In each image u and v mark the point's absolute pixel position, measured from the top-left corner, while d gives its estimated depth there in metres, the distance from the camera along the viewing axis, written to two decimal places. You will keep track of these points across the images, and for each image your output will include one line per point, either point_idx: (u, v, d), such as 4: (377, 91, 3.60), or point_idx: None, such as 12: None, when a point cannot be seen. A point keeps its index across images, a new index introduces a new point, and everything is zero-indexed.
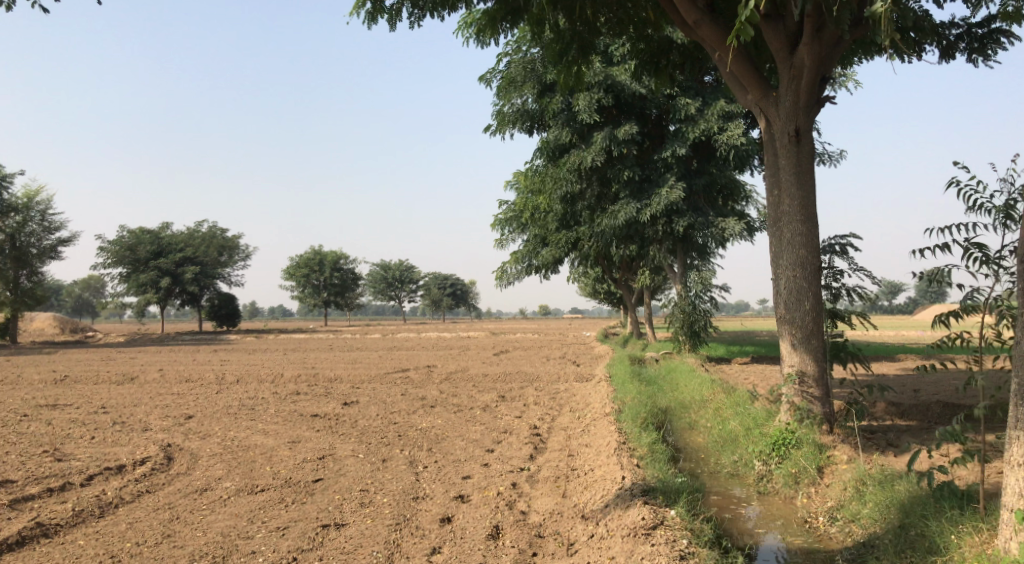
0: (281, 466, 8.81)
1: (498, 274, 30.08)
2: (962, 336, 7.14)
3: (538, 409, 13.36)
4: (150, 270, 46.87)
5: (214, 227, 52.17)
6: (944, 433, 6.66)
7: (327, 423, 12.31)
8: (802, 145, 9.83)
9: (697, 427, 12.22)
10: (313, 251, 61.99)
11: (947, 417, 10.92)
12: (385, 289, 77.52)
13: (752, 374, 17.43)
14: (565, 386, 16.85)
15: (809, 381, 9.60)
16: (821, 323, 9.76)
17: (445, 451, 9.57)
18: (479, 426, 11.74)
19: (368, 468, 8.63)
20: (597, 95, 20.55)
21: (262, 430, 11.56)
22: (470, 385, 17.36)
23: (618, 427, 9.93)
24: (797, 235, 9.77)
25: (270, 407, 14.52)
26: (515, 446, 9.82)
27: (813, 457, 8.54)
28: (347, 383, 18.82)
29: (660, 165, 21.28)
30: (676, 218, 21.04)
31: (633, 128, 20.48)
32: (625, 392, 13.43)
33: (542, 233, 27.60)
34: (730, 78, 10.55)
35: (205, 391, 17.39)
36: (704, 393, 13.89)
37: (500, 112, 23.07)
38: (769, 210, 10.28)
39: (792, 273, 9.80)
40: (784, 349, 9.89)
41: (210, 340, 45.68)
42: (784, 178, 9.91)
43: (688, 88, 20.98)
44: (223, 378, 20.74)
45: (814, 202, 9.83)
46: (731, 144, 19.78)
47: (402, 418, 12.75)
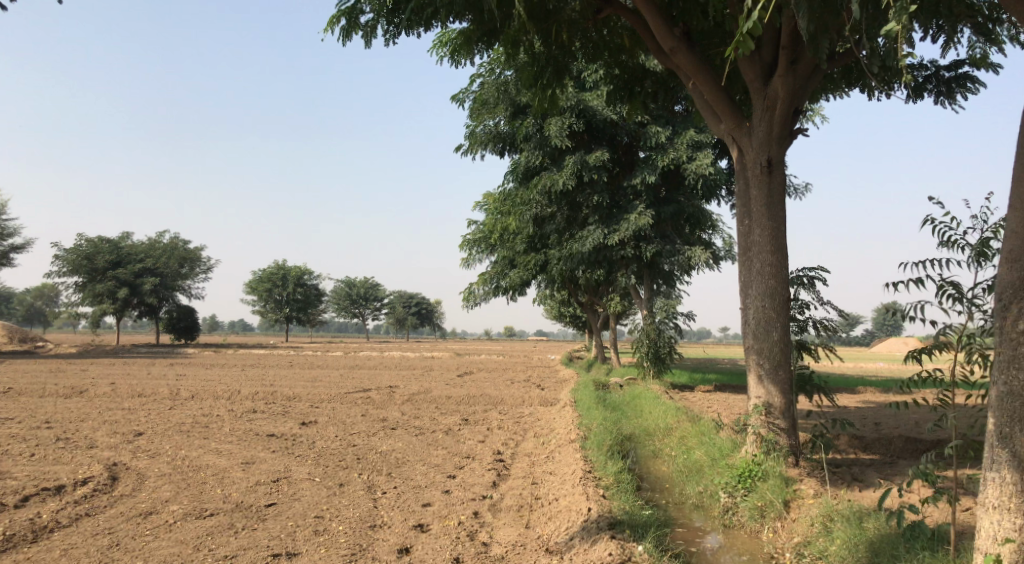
0: (233, 488, 8.48)
1: (464, 295, 29.85)
2: (933, 373, 7.12)
3: (502, 434, 13.12)
4: (107, 280, 45.81)
5: (176, 239, 51.27)
6: (915, 471, 6.58)
7: (283, 444, 11.96)
8: (774, 176, 9.76)
9: (661, 456, 12.06)
10: (276, 266, 61.18)
11: (910, 451, 10.90)
12: (349, 306, 76.72)
13: (716, 403, 17.38)
14: (529, 410, 16.65)
15: (775, 413, 9.49)
16: (789, 355, 9.67)
17: (405, 477, 9.29)
18: (441, 450, 11.47)
19: (324, 493, 8.32)
20: (569, 120, 20.53)
21: (215, 450, 11.17)
22: (432, 407, 17.05)
23: (583, 454, 9.71)
24: (767, 266, 9.68)
25: (225, 425, 14.10)
26: (477, 473, 9.58)
27: (780, 490, 8.35)
28: (307, 401, 18.42)
29: (629, 192, 21.30)
30: (644, 244, 21.05)
31: (604, 154, 20.47)
32: (591, 419, 13.24)
33: (510, 255, 27.49)
34: (705, 106, 10.50)
35: (158, 406, 16.87)
36: (669, 421, 13.75)
37: (472, 132, 22.98)
38: (740, 240, 10.20)
39: (762, 304, 9.70)
40: (751, 381, 9.78)
41: (167, 353, 44.72)
42: (755, 208, 9.84)
43: (659, 116, 21.04)
44: (178, 393, 20.19)
45: (785, 233, 9.75)
46: (701, 173, 19.87)
47: (362, 440, 12.42)
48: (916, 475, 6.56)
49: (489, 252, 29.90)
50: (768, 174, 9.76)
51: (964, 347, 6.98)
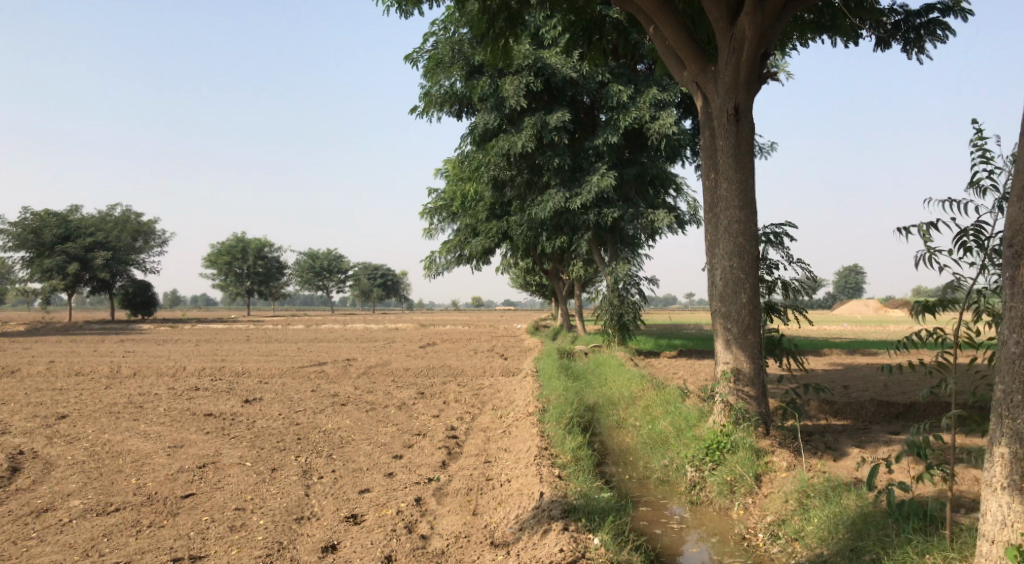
0: (150, 477, 7.65)
1: (426, 264, 28.96)
2: (933, 334, 6.50)
3: (458, 408, 12.37)
4: (57, 255, 44.05)
5: (128, 211, 49.44)
6: (909, 445, 6.00)
7: (220, 424, 11.10)
8: (741, 125, 9.02)
9: (628, 427, 11.40)
10: (235, 238, 59.52)
11: (884, 417, 10.37)
12: (312, 279, 75.30)
13: (682, 369, 16.83)
14: (490, 381, 15.91)
15: (744, 380, 8.86)
16: (759, 318, 9.02)
17: (347, 459, 8.50)
18: (390, 427, 10.67)
19: (252, 479, 7.54)
20: (526, 79, 19.59)
21: (143, 433, 10.30)
22: (388, 380, 16.25)
23: (540, 429, 8.98)
24: (734, 223, 8.97)
25: (162, 405, 13.17)
26: (426, 451, 8.84)
27: (750, 463, 7.70)
28: (256, 377, 17.53)
29: (591, 153, 20.50)
30: (606, 208, 20.32)
31: (565, 114, 19.63)
32: (552, 389, 12.52)
33: (472, 222, 26.61)
34: (667, 52, 9.71)
35: (95, 386, 15.87)
36: (634, 390, 13.10)
37: (427, 94, 21.96)
38: (705, 195, 9.49)
39: (730, 264, 9.01)
40: (718, 347, 9.14)
41: (121, 329, 43.28)
42: (721, 159, 9.09)
43: (620, 75, 20.19)
44: (120, 370, 19.17)
45: (754, 187, 9.03)
46: (663, 133, 19.13)
47: (306, 418, 11.59)
48: (908, 449, 5.89)
49: (450, 220, 28.94)
50: (735, 123, 9.01)
51: (971, 304, 6.41)
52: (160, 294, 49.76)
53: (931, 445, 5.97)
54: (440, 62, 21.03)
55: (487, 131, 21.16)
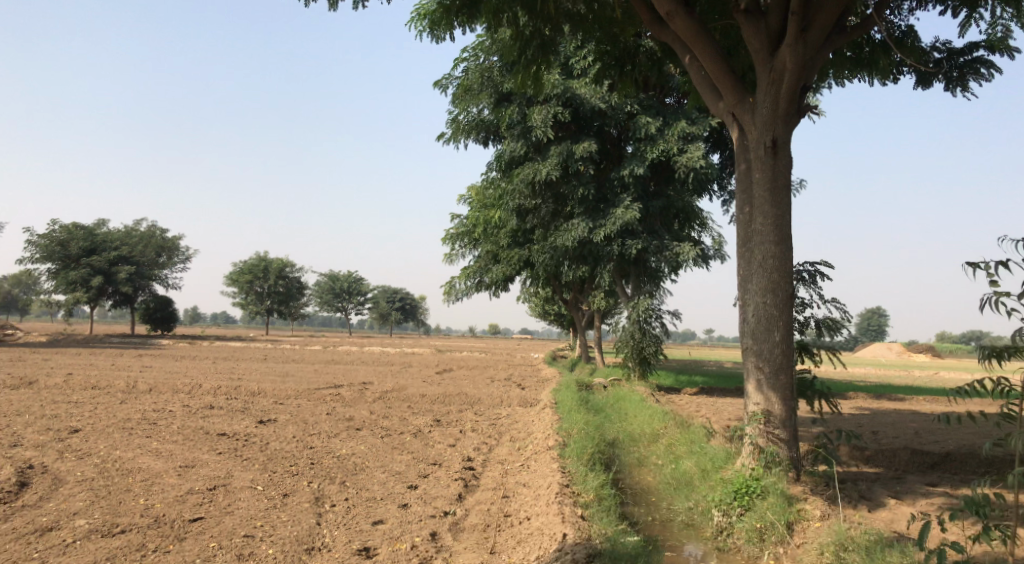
0: (159, 498, 7.43)
1: (446, 289, 28.80)
2: (1000, 383, 6.30)
3: (474, 438, 12.08)
4: (81, 268, 44.42)
5: (153, 227, 49.81)
6: (966, 503, 5.71)
7: (233, 445, 10.90)
8: (778, 159, 8.79)
9: (650, 466, 11.05)
10: (257, 257, 59.82)
11: (918, 467, 9.98)
12: (332, 301, 75.46)
13: (704, 407, 16.47)
14: (507, 411, 15.62)
15: (775, 422, 8.54)
16: (791, 358, 8.72)
17: (361, 487, 8.25)
18: (405, 455, 10.40)
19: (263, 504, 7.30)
20: (554, 108, 19.50)
21: (155, 451, 10.10)
22: (404, 405, 15.99)
23: (561, 464, 8.68)
24: (769, 258, 8.71)
25: (175, 422, 12.98)
26: (442, 483, 8.57)
27: (782, 510, 7.34)
28: (271, 397, 17.35)
29: (617, 185, 20.31)
30: (630, 240, 20.10)
31: (592, 145, 19.49)
32: (572, 422, 12.21)
33: (494, 250, 26.47)
34: (703, 82, 9.53)
35: (109, 400, 15.73)
36: (656, 427, 12.76)
37: (454, 120, 21.93)
38: (739, 229, 9.24)
39: (762, 301, 8.74)
40: (749, 387, 8.85)
41: (140, 344, 43.38)
42: (756, 193, 8.86)
43: (649, 107, 20.04)
44: (135, 385, 19.07)
45: (790, 222, 8.78)
46: (691, 166, 18.93)
47: (320, 442, 11.35)
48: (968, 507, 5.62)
49: (472, 247, 28.80)
50: (772, 156, 8.78)
51: None
52: (180, 310, 49.91)
53: (988, 504, 5.65)
54: (469, 89, 21.01)
55: (513, 159, 21.06)
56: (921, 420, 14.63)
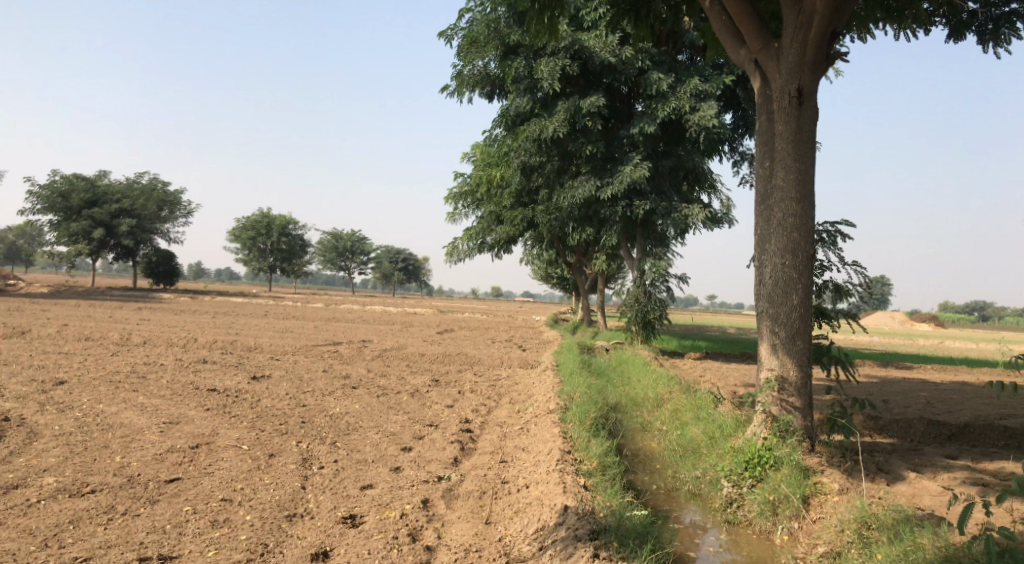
0: (136, 456, 7.00)
1: (448, 249, 28.29)
2: None
3: (473, 399, 11.67)
4: (83, 220, 44.01)
5: (156, 180, 49.20)
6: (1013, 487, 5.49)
7: (223, 401, 10.50)
8: (803, 110, 8.25)
9: (655, 433, 10.62)
10: (261, 214, 59.30)
11: (936, 439, 9.57)
12: (335, 259, 75.04)
13: (710, 373, 16.06)
14: (508, 373, 15.21)
15: (790, 390, 8.12)
16: (809, 322, 8.27)
17: (351, 448, 7.82)
18: (400, 415, 9.98)
19: (243, 467, 6.82)
20: (562, 62, 18.76)
21: (140, 406, 9.69)
22: (402, 365, 15.58)
23: (563, 429, 8.22)
24: (789, 217, 8.22)
25: (165, 377, 12.57)
26: (437, 445, 8.14)
27: (797, 482, 6.92)
28: (267, 353, 16.96)
29: (626, 143, 19.67)
30: (638, 200, 19.52)
31: (600, 100, 18.80)
32: (574, 386, 11.78)
33: (497, 210, 25.89)
34: (725, 27, 8.94)
35: (100, 353, 15.33)
36: (661, 392, 12.34)
37: (459, 73, 21.19)
38: (757, 185, 8.73)
39: (781, 261, 8.25)
40: (763, 352, 8.41)
41: (141, 297, 43.07)
42: (779, 146, 8.33)
43: (660, 62, 19.33)
44: (130, 338, 18.66)
45: (814, 178, 8.25)
46: (703, 125, 18.27)
47: (313, 400, 10.94)
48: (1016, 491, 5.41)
49: (475, 206, 28.19)
50: (797, 107, 8.23)
51: None
52: (182, 265, 49.50)
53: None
54: (475, 40, 20.26)
55: (518, 115, 20.38)
56: (933, 391, 14.20)
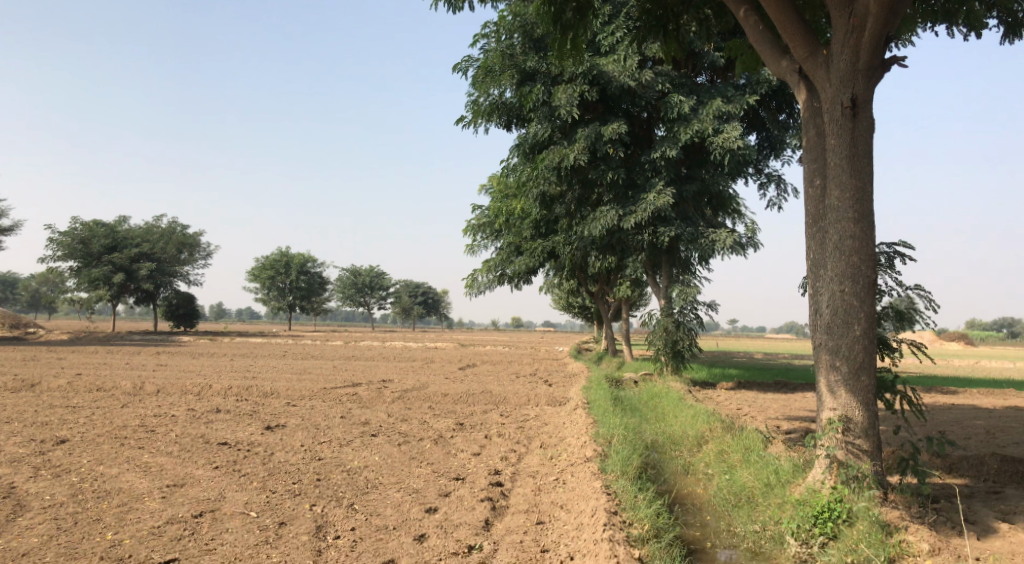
0: (131, 531, 6.32)
1: (467, 282, 27.61)
2: None
3: (500, 444, 10.87)
4: (103, 265, 43.75)
5: (175, 223, 48.99)
6: None
7: (233, 456, 9.78)
8: (859, 121, 7.53)
9: (700, 477, 9.74)
10: (279, 252, 58.96)
11: (1011, 478, 8.75)
12: (354, 295, 74.53)
13: (748, 405, 15.21)
14: (536, 412, 14.38)
15: (856, 431, 7.37)
16: (875, 355, 7.52)
17: (370, 512, 7.06)
18: (424, 467, 9.20)
19: (239, 549, 6.03)
20: (580, 88, 18.11)
21: (144, 466, 8.97)
22: (424, 407, 14.79)
23: (605, 481, 7.42)
24: (847, 238, 7.50)
25: (175, 430, 11.85)
26: (465, 504, 7.39)
27: (879, 542, 6.40)
28: (283, 399, 16.22)
29: (648, 168, 18.95)
30: (663, 227, 18.74)
31: (621, 125, 18.11)
32: (609, 426, 10.92)
33: (516, 241, 25.19)
34: (765, 36, 8.28)
35: (110, 404, 14.64)
36: (702, 430, 11.50)
37: (474, 103, 20.63)
38: (808, 205, 8.04)
39: (840, 288, 7.52)
40: (823, 389, 7.67)
41: (161, 341, 42.55)
42: (831, 161, 7.62)
43: (681, 85, 18.67)
44: (142, 386, 17.98)
45: (872, 195, 7.54)
46: (727, 147, 17.55)
47: (329, 452, 10.16)
48: None
49: (495, 237, 27.46)
50: (851, 118, 7.53)
51: None
52: (202, 307, 49.13)
53: None
54: (490, 70, 19.67)
55: (536, 144, 19.72)
56: (987, 418, 13.32)
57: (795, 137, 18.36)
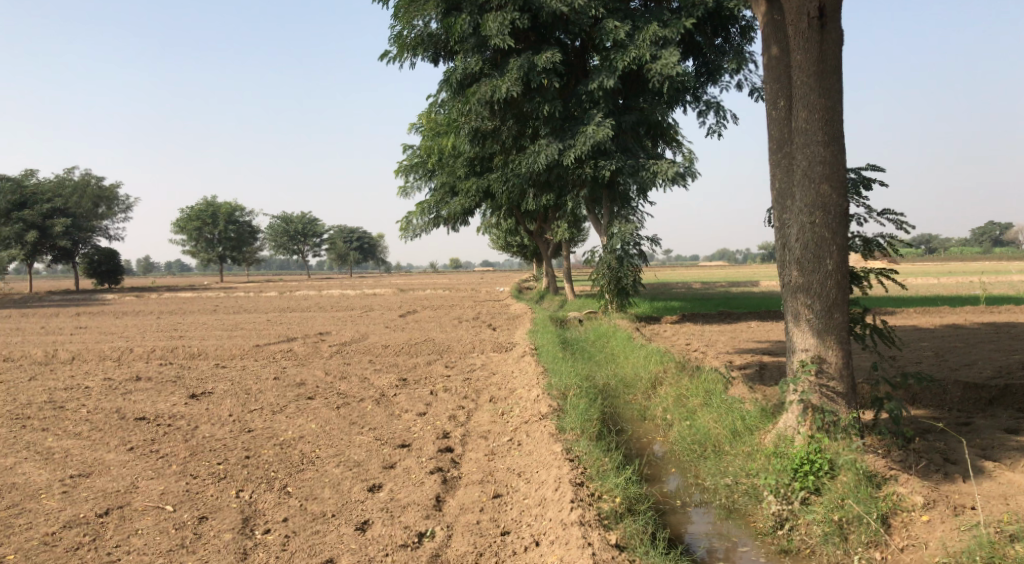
0: (19, 541, 5.58)
1: (401, 225, 26.55)
2: None
3: (447, 401, 10.12)
4: (14, 223, 41.00)
5: (89, 175, 46.16)
6: None
7: (150, 433, 8.82)
8: (826, 34, 6.82)
9: (660, 424, 9.16)
10: (205, 202, 56.46)
11: (978, 407, 8.43)
12: (287, 243, 72.47)
13: (699, 340, 14.80)
14: (482, 360, 13.68)
15: (830, 373, 6.83)
16: (847, 289, 6.97)
17: (306, 495, 6.30)
18: (366, 434, 8.41)
19: (148, 558, 5.32)
20: (511, 16, 16.94)
21: (46, 453, 7.97)
22: (364, 361, 13.94)
23: (567, 445, 6.78)
24: (816, 164, 6.84)
25: (88, 405, 10.77)
26: (412, 477, 6.68)
27: (869, 497, 5.95)
28: (212, 360, 15.16)
29: (585, 99, 18.04)
30: (603, 160, 17.95)
31: (556, 55, 17.09)
32: (561, 375, 10.24)
33: (451, 180, 24.18)
34: None
35: (16, 378, 13.39)
36: (657, 371, 10.94)
37: (399, 35, 19.30)
38: (771, 129, 7.34)
39: (810, 219, 6.88)
40: (793, 329, 7.09)
41: (83, 300, 40.43)
42: (798, 79, 6.91)
43: (615, 10, 17.66)
44: (57, 354, 16.63)
45: (842, 114, 6.87)
46: (666, 74, 16.72)
47: (260, 422, 9.27)
48: None
49: (428, 178, 26.33)
50: (819, 32, 6.80)
51: None
52: (126, 262, 46.87)
53: None
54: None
55: (467, 77, 18.57)
56: (935, 339, 13.14)
57: (733, 62, 17.65)
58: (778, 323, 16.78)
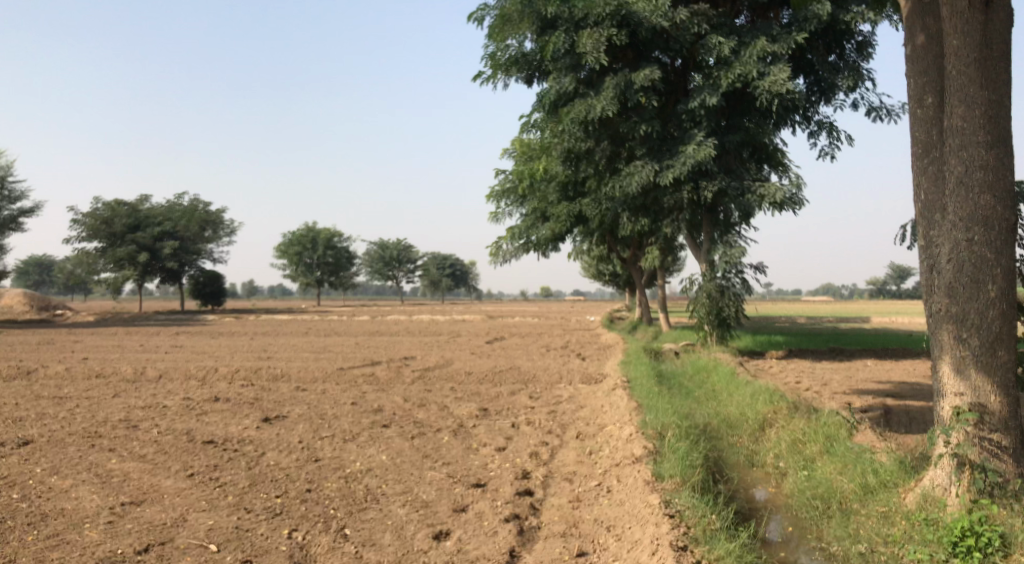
0: None
1: (492, 251, 25.99)
2: None
3: (530, 435, 9.25)
4: (127, 245, 42.66)
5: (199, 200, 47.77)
6: None
7: (214, 458, 8.29)
8: (990, 14, 5.88)
9: (770, 473, 8.01)
10: (306, 228, 57.66)
11: None
12: (382, 269, 73.56)
13: (808, 378, 13.48)
14: (570, 392, 12.75)
15: (993, 423, 5.77)
16: (1012, 320, 5.90)
17: (364, 541, 5.58)
18: (438, 469, 7.63)
19: None
20: (608, 32, 16.14)
21: (104, 476, 7.51)
22: (446, 389, 13.23)
23: (667, 496, 5.82)
24: (976, 170, 5.87)
25: (160, 425, 10.38)
26: (486, 525, 5.86)
27: None
28: (293, 383, 14.75)
29: (685, 120, 17.05)
30: (703, 183, 16.86)
31: (655, 72, 16.19)
32: (657, 412, 9.21)
33: (542, 205, 23.47)
34: None
35: (101, 394, 13.25)
36: (765, 411, 9.77)
37: (493, 57, 18.84)
38: (916, 131, 6.39)
39: (967, 236, 5.88)
40: (943, 368, 6.05)
41: (186, 320, 41.61)
42: (953, 69, 5.97)
43: (719, 26, 16.68)
44: (147, 371, 16.59)
45: (1007, 112, 5.89)
46: (774, 91, 15.56)
47: (329, 451, 8.62)
48: None
49: (519, 204, 25.73)
50: (981, 12, 5.87)
51: None
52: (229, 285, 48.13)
53: None
54: (508, 20, 17.87)
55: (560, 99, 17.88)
56: None
57: (848, 79, 16.35)
58: (898, 362, 15.19)
